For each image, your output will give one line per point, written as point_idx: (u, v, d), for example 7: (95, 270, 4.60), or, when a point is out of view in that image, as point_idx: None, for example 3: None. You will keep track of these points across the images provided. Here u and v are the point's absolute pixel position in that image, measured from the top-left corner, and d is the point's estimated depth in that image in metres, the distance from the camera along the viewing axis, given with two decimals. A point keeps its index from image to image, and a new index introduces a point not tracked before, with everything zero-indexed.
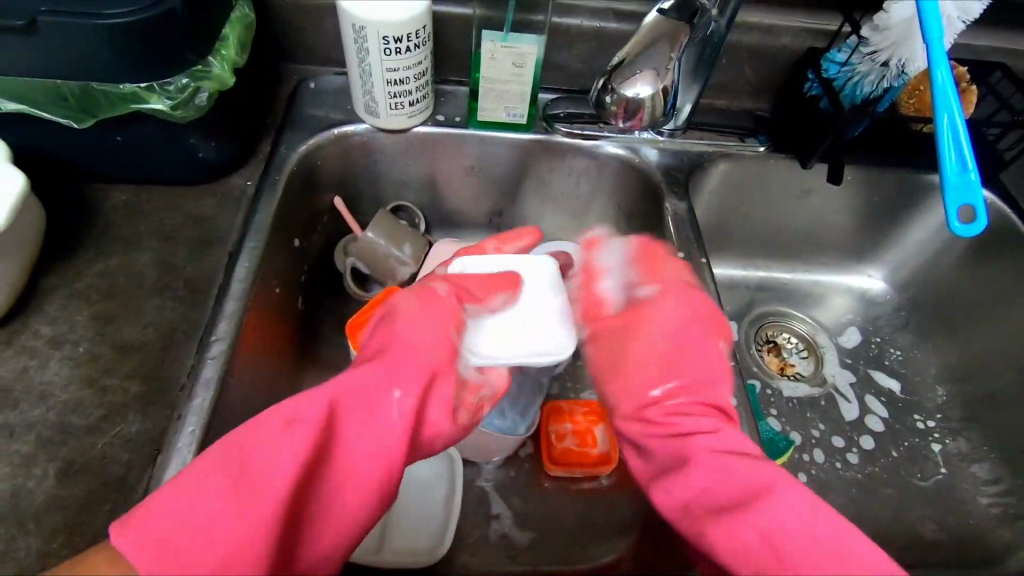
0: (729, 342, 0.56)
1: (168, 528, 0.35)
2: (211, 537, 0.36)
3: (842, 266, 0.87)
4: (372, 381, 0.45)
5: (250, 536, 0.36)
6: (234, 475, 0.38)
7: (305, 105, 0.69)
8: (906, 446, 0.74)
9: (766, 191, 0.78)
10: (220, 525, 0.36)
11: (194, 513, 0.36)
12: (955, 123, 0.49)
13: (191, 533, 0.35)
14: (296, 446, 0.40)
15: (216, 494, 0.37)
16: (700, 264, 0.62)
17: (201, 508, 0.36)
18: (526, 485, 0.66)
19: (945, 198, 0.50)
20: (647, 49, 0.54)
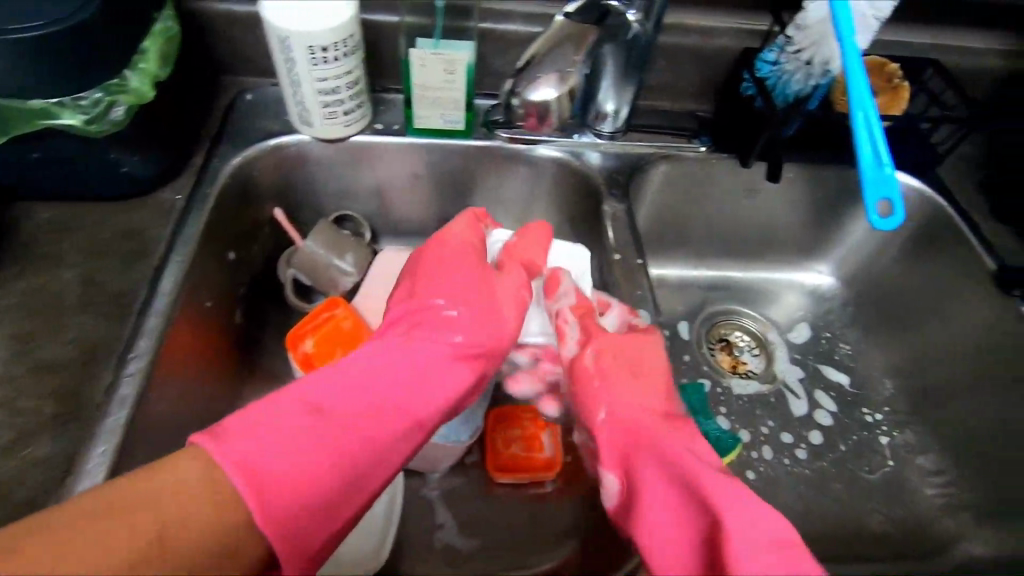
0: (662, 343, 0.56)
1: (267, 457, 0.41)
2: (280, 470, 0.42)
3: (792, 264, 0.88)
4: (436, 348, 0.54)
5: (348, 472, 0.45)
6: (320, 423, 0.45)
7: (241, 117, 0.69)
8: (855, 440, 0.75)
9: (710, 191, 0.78)
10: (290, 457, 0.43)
11: (285, 447, 0.42)
12: (870, 119, 0.50)
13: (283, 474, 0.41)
14: (359, 412, 0.48)
15: (311, 435, 0.44)
16: (636, 266, 0.62)
17: (295, 444, 0.43)
18: (471, 492, 0.65)
19: (864, 194, 0.50)
20: (552, 54, 0.59)
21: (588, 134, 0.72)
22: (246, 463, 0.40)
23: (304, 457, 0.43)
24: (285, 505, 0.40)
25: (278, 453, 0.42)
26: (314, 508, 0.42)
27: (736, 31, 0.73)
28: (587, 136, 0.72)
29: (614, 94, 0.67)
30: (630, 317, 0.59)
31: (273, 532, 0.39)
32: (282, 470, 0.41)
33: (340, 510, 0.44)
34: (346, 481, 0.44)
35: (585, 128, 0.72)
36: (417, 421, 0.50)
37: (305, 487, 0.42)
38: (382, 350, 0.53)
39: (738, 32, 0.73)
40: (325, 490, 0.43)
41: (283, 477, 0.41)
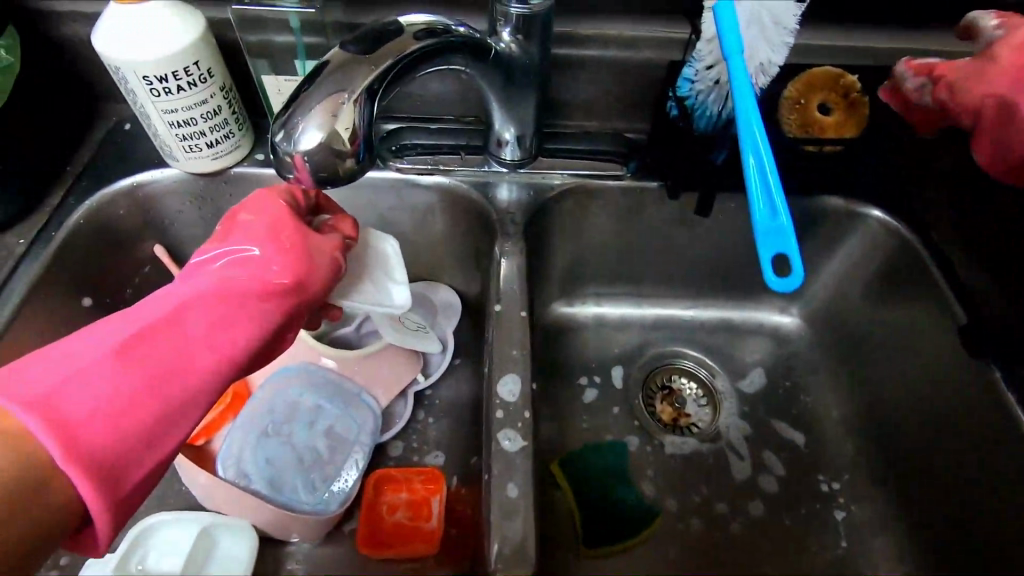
0: (527, 417, 0.48)
1: (66, 400, 0.36)
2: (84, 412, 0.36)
3: (749, 300, 0.78)
4: (250, 279, 0.47)
5: (163, 410, 0.40)
6: (116, 364, 0.39)
7: (113, 150, 0.64)
8: (804, 513, 0.64)
9: (642, 222, 0.69)
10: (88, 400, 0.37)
11: (77, 392, 0.37)
12: (764, 161, 0.41)
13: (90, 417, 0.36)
14: (161, 346, 0.42)
15: (113, 376, 0.39)
16: (520, 318, 0.54)
17: (98, 387, 0.38)
18: (341, 566, 0.58)
19: (756, 248, 0.41)
20: (330, 72, 0.43)
21: (496, 164, 0.65)
22: (34, 408, 0.35)
23: (105, 400, 0.38)
24: (96, 449, 0.36)
25: (73, 397, 0.37)
26: (129, 450, 0.37)
27: (665, 41, 0.63)
28: (494, 167, 0.65)
29: (512, 120, 0.60)
30: (497, 384, 0.49)
31: (84, 480, 0.35)
32: (81, 414, 0.36)
33: (159, 448, 0.39)
34: (164, 421, 0.40)
35: (490, 157, 0.65)
36: (230, 354, 0.45)
37: (110, 431, 0.37)
38: (182, 287, 0.46)
39: (667, 43, 0.63)
40: (140, 431, 0.38)
41: (86, 419, 0.36)
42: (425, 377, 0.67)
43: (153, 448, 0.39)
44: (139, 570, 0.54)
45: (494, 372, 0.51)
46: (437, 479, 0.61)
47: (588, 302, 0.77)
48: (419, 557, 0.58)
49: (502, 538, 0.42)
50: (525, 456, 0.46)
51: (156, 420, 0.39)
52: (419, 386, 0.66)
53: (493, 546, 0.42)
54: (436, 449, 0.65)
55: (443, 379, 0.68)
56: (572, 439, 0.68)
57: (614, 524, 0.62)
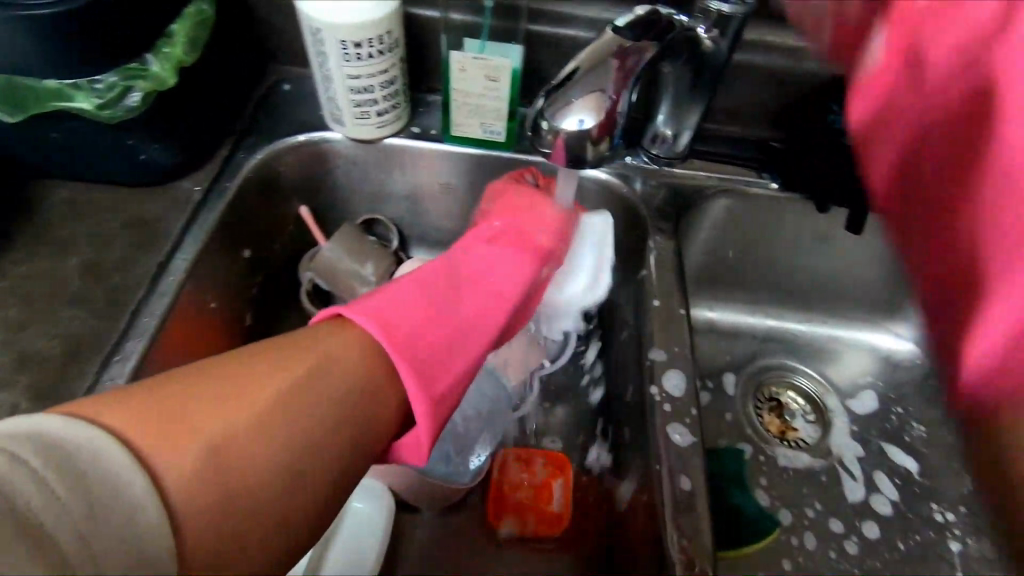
0: (691, 413, 0.49)
1: (396, 317, 0.47)
2: (414, 325, 0.48)
3: (867, 321, 0.76)
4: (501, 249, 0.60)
5: (461, 334, 0.51)
6: (431, 295, 0.51)
7: (273, 108, 0.65)
8: (919, 541, 0.64)
9: (778, 232, 0.69)
10: (418, 314, 0.48)
11: (409, 311, 0.49)
12: None
13: (418, 328, 0.47)
14: (459, 286, 0.55)
15: (425, 303, 0.50)
16: (678, 316, 0.54)
17: (418, 306, 0.49)
18: (465, 537, 0.60)
19: (970, 271, 0.43)
20: (587, 72, 0.41)
21: (641, 155, 0.65)
22: (376, 321, 0.46)
23: (412, 328, 0.47)
24: (421, 357, 0.46)
25: (397, 319, 0.47)
26: (440, 364, 0.47)
27: (831, 54, 0.63)
28: (640, 157, 0.65)
29: (675, 116, 0.60)
30: (661, 377, 0.51)
31: (404, 379, 0.44)
32: (399, 332, 0.46)
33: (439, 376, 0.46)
34: (451, 348, 0.49)
35: (638, 147, 0.65)
36: (501, 299, 0.56)
37: (426, 348, 0.47)
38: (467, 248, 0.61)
39: None
40: (450, 347, 0.49)
41: (406, 332, 0.46)
42: (550, 362, 0.66)
43: (445, 368, 0.47)
44: None
45: (656, 366, 0.52)
46: (563, 463, 0.61)
47: (702, 306, 0.77)
48: (544, 539, 0.59)
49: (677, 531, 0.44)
50: (695, 451, 0.47)
51: (449, 345, 0.49)
52: (544, 371, 0.66)
53: (671, 536, 0.43)
54: (555, 434, 0.66)
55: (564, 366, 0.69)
56: None
57: (730, 528, 0.63)
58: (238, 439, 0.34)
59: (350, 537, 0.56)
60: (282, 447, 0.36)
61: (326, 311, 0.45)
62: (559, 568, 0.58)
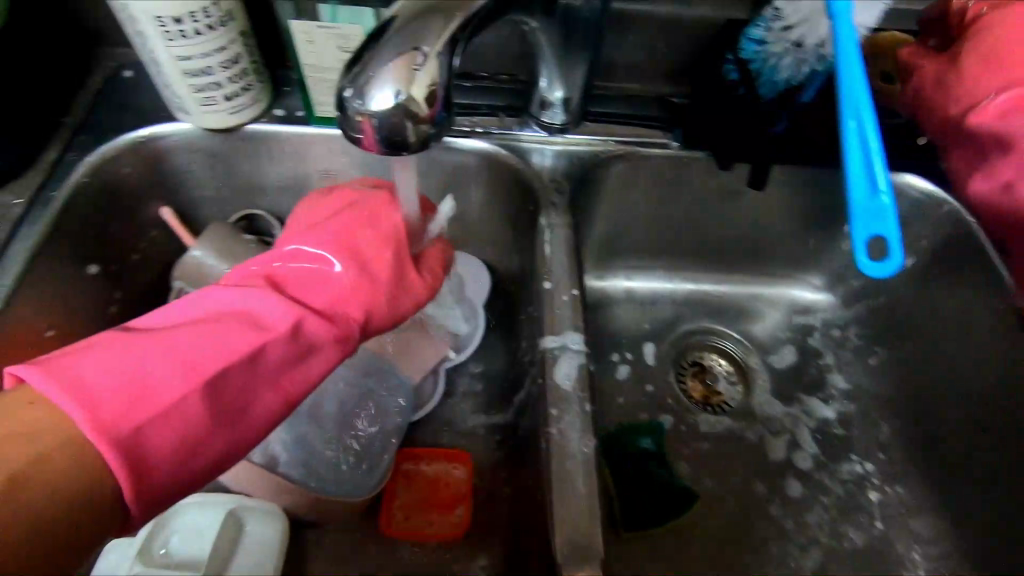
0: (586, 403, 0.46)
1: (82, 371, 0.34)
2: (143, 388, 0.35)
3: (783, 275, 0.75)
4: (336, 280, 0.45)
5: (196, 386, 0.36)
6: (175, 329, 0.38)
7: (111, 99, 0.57)
8: (840, 494, 0.64)
9: (685, 191, 0.65)
10: (127, 365, 0.35)
11: (116, 381, 0.34)
12: (865, 131, 0.38)
13: (116, 388, 0.34)
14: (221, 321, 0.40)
15: (171, 354, 0.37)
16: (571, 297, 0.51)
17: (126, 367, 0.35)
18: (372, 550, 0.56)
19: (850, 229, 0.38)
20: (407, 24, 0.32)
21: (536, 127, 0.61)
22: (74, 399, 0.33)
23: (152, 403, 0.35)
24: (139, 443, 0.34)
25: (111, 400, 0.34)
26: (187, 442, 0.36)
27: None
28: (533, 130, 0.61)
29: (560, 81, 0.56)
30: (553, 367, 0.47)
31: (128, 485, 0.33)
32: (115, 421, 0.33)
33: (184, 456, 0.36)
34: (219, 425, 0.37)
35: (529, 119, 0.61)
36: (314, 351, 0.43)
37: (175, 422, 0.35)
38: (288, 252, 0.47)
39: None
40: (196, 424, 0.36)
41: (98, 390, 0.34)
42: (456, 353, 0.63)
43: (199, 447, 0.36)
44: (163, 553, 0.51)
45: (547, 355, 0.48)
46: (461, 454, 0.59)
47: (619, 275, 0.73)
48: (452, 542, 0.56)
49: (568, 529, 0.41)
50: (590, 446, 0.44)
51: (221, 423, 0.37)
52: (449, 363, 0.63)
53: (559, 539, 0.40)
54: (465, 427, 0.62)
55: (474, 355, 0.65)
56: (607, 419, 0.66)
57: (656, 502, 0.60)
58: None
59: (245, 566, 0.51)
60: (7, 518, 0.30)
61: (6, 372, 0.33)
62: (474, 570, 0.55)
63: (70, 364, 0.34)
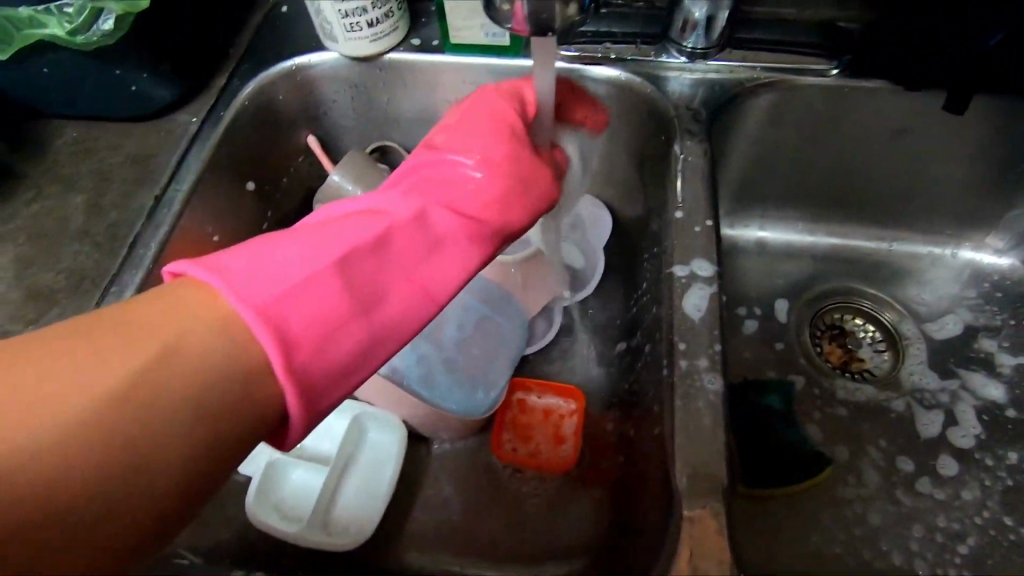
0: (717, 336, 0.43)
1: (233, 261, 0.33)
2: (288, 274, 0.33)
3: (952, 235, 0.65)
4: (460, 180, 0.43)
5: (337, 273, 0.35)
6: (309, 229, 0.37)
7: (270, 31, 0.61)
8: (1009, 483, 0.54)
9: (840, 128, 0.58)
10: (271, 256, 0.34)
11: (259, 265, 0.33)
12: None
13: (264, 274, 0.33)
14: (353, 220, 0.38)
15: (305, 245, 0.35)
16: (704, 229, 0.47)
17: (272, 257, 0.34)
18: (481, 471, 0.57)
19: None
20: None
21: (676, 54, 0.57)
22: (225, 279, 0.32)
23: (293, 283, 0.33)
24: (290, 328, 0.32)
25: (256, 280, 0.32)
26: (332, 327, 0.33)
27: None
28: (673, 56, 0.57)
29: None
30: (682, 297, 0.44)
31: (281, 363, 0.31)
32: (260, 297, 0.32)
33: (334, 347, 0.33)
34: (363, 316, 0.35)
35: (669, 45, 0.57)
36: (446, 246, 0.39)
37: (317, 303, 0.33)
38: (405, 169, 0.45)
39: None
40: (338, 307, 0.34)
41: (248, 274, 0.33)
42: (571, 294, 0.62)
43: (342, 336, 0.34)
44: (298, 447, 0.56)
45: (673, 284, 0.45)
46: (573, 391, 0.58)
47: (751, 225, 0.68)
48: (558, 475, 0.56)
49: (688, 459, 0.38)
50: (717, 379, 0.41)
51: (361, 312, 0.35)
52: (563, 303, 0.62)
53: (677, 469, 0.38)
54: (577, 366, 0.62)
55: (589, 297, 0.63)
56: (728, 374, 0.61)
57: (781, 463, 0.55)
58: (60, 462, 0.26)
59: (367, 466, 0.55)
60: (127, 469, 0.28)
61: (162, 269, 0.32)
62: (579, 504, 0.54)
63: (220, 255, 0.34)
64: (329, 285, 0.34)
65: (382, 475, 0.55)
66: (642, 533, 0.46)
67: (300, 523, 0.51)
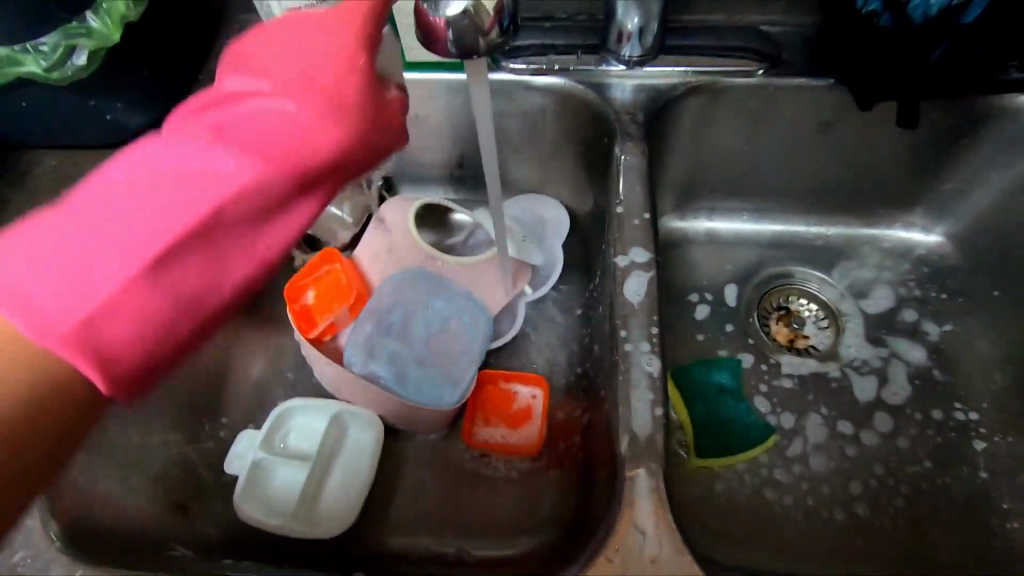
0: (655, 319, 0.47)
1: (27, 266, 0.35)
2: (99, 278, 0.36)
3: (882, 216, 0.70)
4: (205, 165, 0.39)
5: (122, 275, 0.36)
6: (153, 142, 0.40)
7: None
8: (938, 440, 0.59)
9: (770, 122, 0.63)
10: (59, 250, 0.35)
11: (51, 273, 0.35)
12: None
13: (56, 275, 0.35)
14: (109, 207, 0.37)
15: (145, 219, 0.37)
16: (642, 221, 0.52)
17: (55, 255, 0.35)
18: (454, 459, 0.61)
19: None
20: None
21: (614, 62, 0.62)
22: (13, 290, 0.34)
23: (126, 273, 0.36)
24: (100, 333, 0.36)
25: (101, 278, 0.36)
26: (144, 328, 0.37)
27: None
28: (612, 65, 0.62)
29: (636, 6, 0.56)
30: (623, 285, 0.49)
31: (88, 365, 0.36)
32: (56, 310, 0.35)
33: (144, 347, 0.38)
34: (174, 317, 0.39)
35: (607, 54, 0.62)
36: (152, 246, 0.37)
37: (126, 311, 0.36)
38: (176, 162, 0.39)
39: None
40: (149, 312, 0.37)
41: (38, 286, 0.35)
42: (532, 290, 0.66)
43: (130, 329, 0.37)
44: (283, 447, 0.59)
45: (616, 274, 0.50)
46: (538, 380, 0.62)
47: (699, 216, 0.72)
48: (526, 458, 0.60)
49: (630, 429, 0.43)
50: (654, 356, 0.45)
51: (172, 318, 0.39)
52: (526, 298, 0.66)
53: (621, 437, 0.43)
54: (541, 356, 0.66)
55: (551, 292, 0.68)
56: (681, 354, 0.66)
57: (727, 435, 0.60)
58: None
59: (348, 461, 0.59)
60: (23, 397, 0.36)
61: None
62: (545, 483, 0.58)
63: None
64: (104, 293, 0.36)
65: (362, 470, 0.59)
66: (597, 501, 0.50)
67: (282, 516, 0.55)
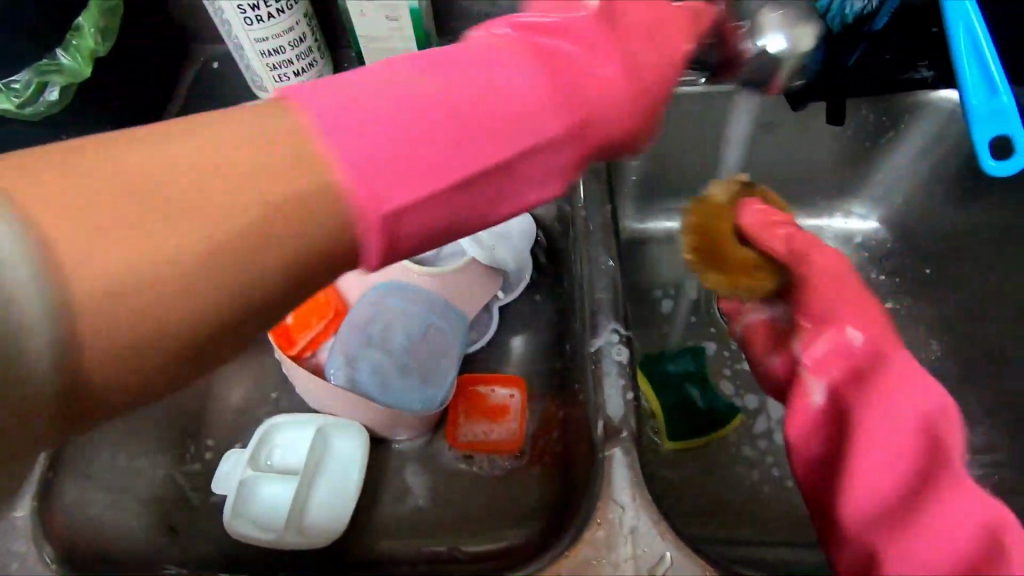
0: (622, 312, 0.51)
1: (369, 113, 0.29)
2: (418, 159, 0.30)
3: (824, 206, 0.76)
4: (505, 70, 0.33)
5: (435, 173, 0.30)
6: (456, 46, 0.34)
7: (205, 87, 0.67)
8: None
9: (716, 126, 0.68)
10: (401, 123, 0.30)
11: (389, 155, 0.29)
12: (978, 43, 0.42)
13: (390, 141, 0.29)
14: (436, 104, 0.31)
15: (457, 120, 0.31)
16: (604, 223, 0.56)
17: (390, 130, 0.29)
18: (441, 462, 0.63)
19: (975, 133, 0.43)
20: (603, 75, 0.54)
21: None
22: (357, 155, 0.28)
23: (450, 167, 0.31)
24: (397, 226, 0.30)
25: (423, 169, 0.30)
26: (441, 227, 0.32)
27: None
28: None
29: None
30: (591, 282, 0.53)
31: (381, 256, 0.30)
32: (394, 186, 0.29)
33: (449, 200, 0.32)
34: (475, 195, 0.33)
35: None
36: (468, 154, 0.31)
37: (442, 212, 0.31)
38: (533, 92, 0.33)
39: None
40: (447, 212, 0.32)
41: (384, 148, 0.29)
42: (504, 294, 0.69)
43: (429, 224, 0.31)
44: (269, 464, 0.60)
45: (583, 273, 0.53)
46: (516, 380, 0.65)
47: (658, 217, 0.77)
48: (509, 455, 0.62)
49: (604, 414, 0.46)
50: (623, 346, 0.49)
51: (471, 143, 0.31)
52: (499, 302, 0.69)
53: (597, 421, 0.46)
54: (518, 358, 0.69)
55: (523, 296, 0.71)
56: (649, 347, 0.70)
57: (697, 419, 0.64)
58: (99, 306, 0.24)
59: (335, 471, 0.60)
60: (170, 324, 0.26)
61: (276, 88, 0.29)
62: (529, 477, 0.61)
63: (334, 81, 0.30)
64: (417, 200, 0.30)
65: (349, 478, 0.60)
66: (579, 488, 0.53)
67: (275, 531, 0.55)
